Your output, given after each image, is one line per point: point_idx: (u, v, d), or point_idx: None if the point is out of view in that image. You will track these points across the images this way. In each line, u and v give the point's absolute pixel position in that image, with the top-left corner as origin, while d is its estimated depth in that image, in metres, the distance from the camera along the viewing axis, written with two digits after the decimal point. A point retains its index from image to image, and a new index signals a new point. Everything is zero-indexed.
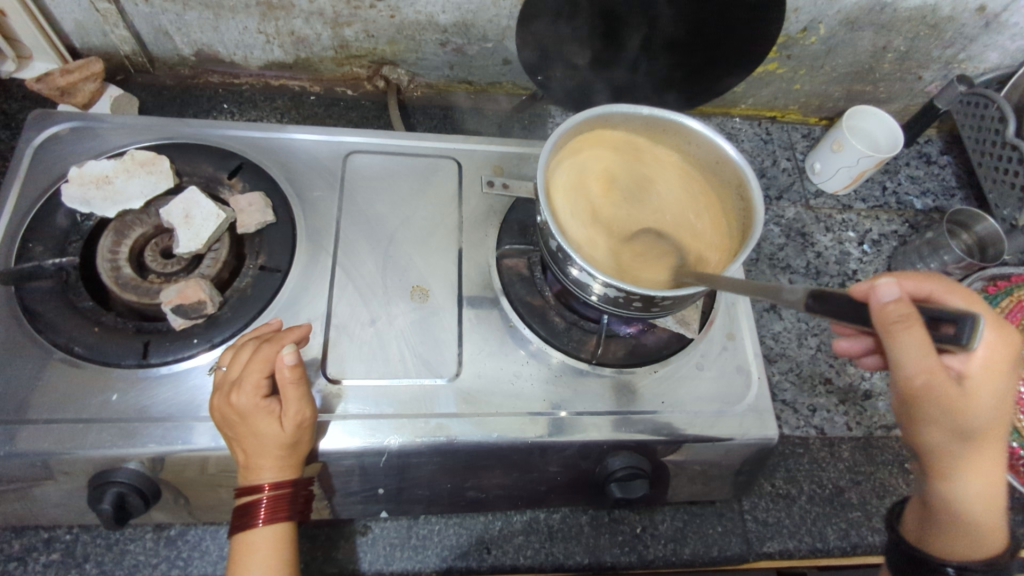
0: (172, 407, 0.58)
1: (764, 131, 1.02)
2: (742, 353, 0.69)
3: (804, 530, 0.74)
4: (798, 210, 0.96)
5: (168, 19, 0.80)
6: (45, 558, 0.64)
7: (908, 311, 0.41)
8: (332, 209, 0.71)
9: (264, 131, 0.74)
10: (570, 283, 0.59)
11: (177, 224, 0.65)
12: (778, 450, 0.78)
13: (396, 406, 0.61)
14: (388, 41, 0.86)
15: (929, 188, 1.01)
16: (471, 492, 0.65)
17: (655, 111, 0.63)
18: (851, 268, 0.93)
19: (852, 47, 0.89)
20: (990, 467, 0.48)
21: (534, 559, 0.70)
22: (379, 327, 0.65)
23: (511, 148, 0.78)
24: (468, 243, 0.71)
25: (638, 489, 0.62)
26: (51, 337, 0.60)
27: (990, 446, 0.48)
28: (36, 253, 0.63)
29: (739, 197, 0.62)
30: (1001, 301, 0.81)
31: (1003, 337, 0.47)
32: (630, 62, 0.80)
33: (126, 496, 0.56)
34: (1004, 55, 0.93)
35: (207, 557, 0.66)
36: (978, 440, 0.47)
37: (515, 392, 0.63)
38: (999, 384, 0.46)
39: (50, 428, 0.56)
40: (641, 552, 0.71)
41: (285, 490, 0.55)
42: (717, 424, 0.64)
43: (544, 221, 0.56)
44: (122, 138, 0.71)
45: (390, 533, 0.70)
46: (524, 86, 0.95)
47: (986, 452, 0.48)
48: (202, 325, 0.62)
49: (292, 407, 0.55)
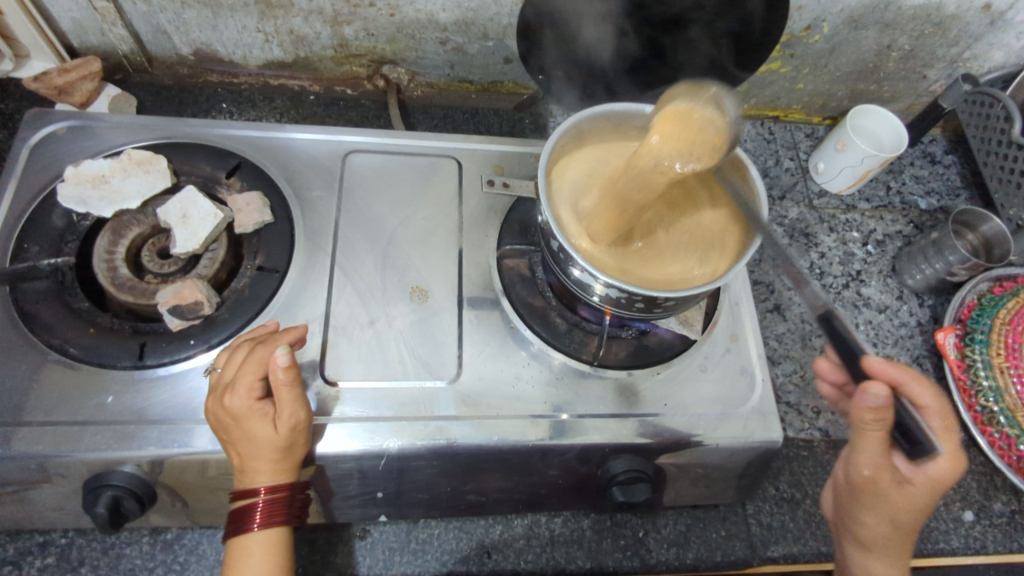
0: (169, 408, 0.58)
1: (767, 131, 1.02)
2: (746, 355, 0.68)
3: (809, 534, 0.73)
4: (801, 210, 0.95)
5: (166, 17, 0.80)
6: (40, 562, 0.63)
7: (878, 413, 0.49)
8: (331, 209, 0.70)
9: (262, 130, 0.73)
10: (572, 284, 0.58)
11: (175, 225, 0.64)
12: (783, 453, 0.77)
13: (396, 409, 0.60)
14: (388, 40, 0.85)
15: (933, 188, 1.00)
16: (472, 495, 0.64)
17: (656, 109, 0.61)
18: (855, 269, 0.92)
19: (856, 45, 0.88)
20: (899, 557, 0.59)
21: (536, 563, 0.69)
22: (378, 328, 0.64)
23: (511, 147, 0.77)
24: (468, 243, 0.70)
25: (641, 493, 0.60)
26: (46, 339, 0.59)
27: (901, 543, 0.58)
28: (32, 253, 0.63)
29: (744, 194, 0.61)
30: (1007, 302, 0.79)
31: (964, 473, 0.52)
32: (632, 60, 0.79)
33: (120, 499, 0.55)
34: (1009, 54, 0.92)
35: (204, 561, 0.65)
36: (897, 536, 0.57)
37: (516, 394, 0.63)
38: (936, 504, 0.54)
39: (44, 431, 0.55)
40: (643, 557, 0.71)
41: (281, 494, 0.54)
42: (721, 426, 0.63)
43: (546, 222, 0.55)
44: (119, 137, 0.71)
45: (389, 537, 0.69)
46: (526, 85, 0.94)
47: (897, 545, 0.58)
48: (199, 326, 0.61)
49: (285, 409, 0.54)
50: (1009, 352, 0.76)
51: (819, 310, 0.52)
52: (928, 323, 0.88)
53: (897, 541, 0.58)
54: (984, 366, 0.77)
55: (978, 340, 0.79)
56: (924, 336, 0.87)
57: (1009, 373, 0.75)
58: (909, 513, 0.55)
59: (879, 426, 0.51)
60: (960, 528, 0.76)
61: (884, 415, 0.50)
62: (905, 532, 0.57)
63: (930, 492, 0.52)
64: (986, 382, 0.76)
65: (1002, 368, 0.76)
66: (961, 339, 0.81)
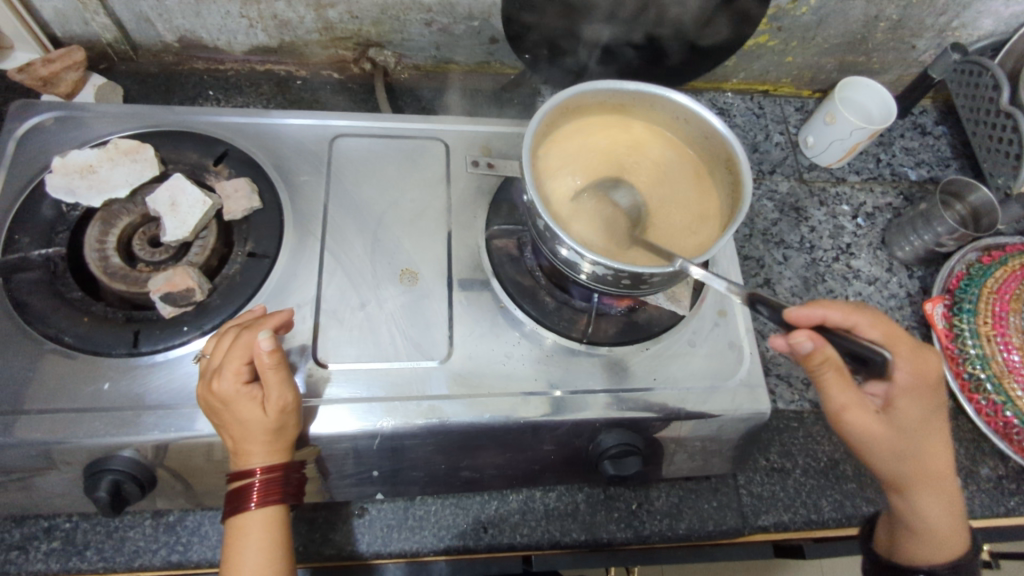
0: (165, 394, 0.59)
1: (757, 105, 1.02)
2: (734, 328, 0.69)
3: (799, 503, 0.75)
4: (791, 184, 0.95)
5: (149, 5, 0.79)
6: (46, 546, 0.64)
7: (820, 356, 0.50)
8: (318, 193, 0.70)
9: (249, 116, 0.73)
10: (560, 263, 0.58)
11: (164, 213, 0.65)
12: (772, 425, 0.79)
13: (388, 389, 0.61)
14: (373, 22, 0.85)
15: (923, 159, 1.00)
16: (466, 472, 0.65)
17: (640, 86, 0.62)
18: (844, 242, 0.92)
19: (844, 17, 0.88)
20: (935, 490, 0.59)
21: (531, 537, 0.70)
22: (369, 310, 0.65)
23: (499, 127, 0.77)
24: (457, 225, 0.71)
25: (631, 466, 0.61)
26: (40, 328, 0.60)
27: (937, 469, 0.58)
28: (23, 244, 0.63)
29: (727, 171, 0.63)
30: (995, 271, 0.80)
31: (915, 362, 0.56)
32: (617, 36, 0.78)
33: (121, 483, 0.56)
34: (998, 22, 0.91)
35: (206, 542, 0.66)
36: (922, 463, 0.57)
37: (507, 372, 0.64)
38: (925, 412, 0.56)
39: (45, 418, 0.56)
40: (636, 528, 0.72)
41: (277, 474, 0.55)
42: (709, 399, 0.64)
43: (531, 202, 0.55)
44: (105, 127, 0.71)
45: (386, 515, 0.70)
46: (513, 65, 0.94)
47: (934, 475, 0.59)
48: (192, 313, 0.62)
49: (273, 392, 0.55)
50: (995, 321, 0.77)
51: (742, 295, 0.52)
52: (918, 294, 0.89)
53: (926, 467, 0.58)
54: (971, 335, 0.78)
55: (965, 310, 0.80)
56: (914, 307, 0.88)
57: (995, 341, 0.77)
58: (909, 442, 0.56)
59: (832, 366, 0.51)
60: None
61: (828, 357, 0.50)
62: (927, 452, 0.57)
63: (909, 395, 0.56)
64: (974, 350, 0.77)
65: (989, 336, 0.77)
66: (948, 308, 0.82)
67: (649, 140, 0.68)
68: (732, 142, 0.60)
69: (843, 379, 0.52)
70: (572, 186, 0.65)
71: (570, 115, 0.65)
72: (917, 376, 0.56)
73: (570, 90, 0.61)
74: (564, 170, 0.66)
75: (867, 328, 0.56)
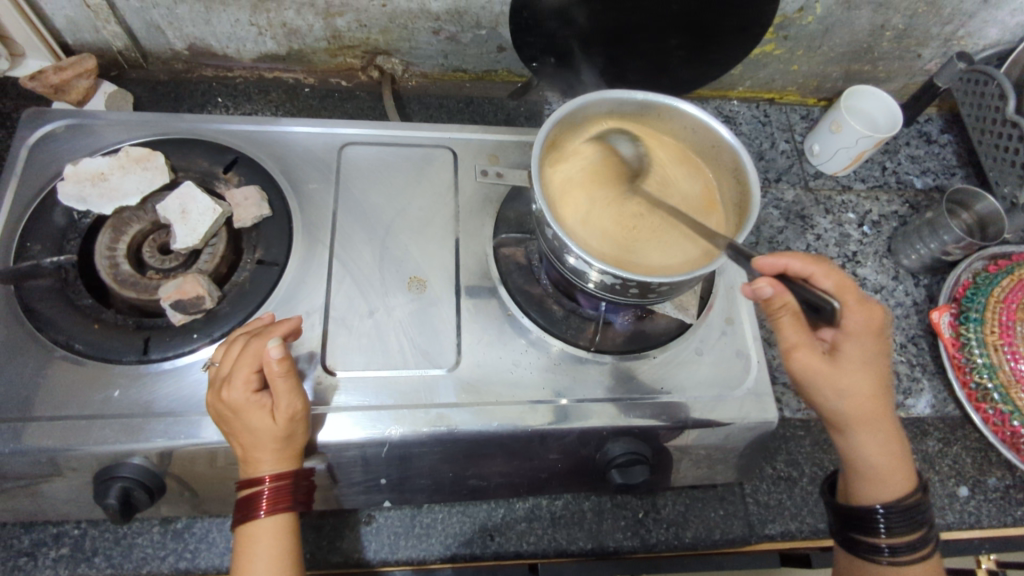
0: (174, 401, 0.59)
1: (762, 113, 1.02)
2: (741, 337, 0.69)
3: (805, 512, 0.75)
4: (797, 192, 0.96)
5: (160, 13, 0.80)
6: (55, 552, 0.64)
7: (777, 302, 0.50)
8: (328, 201, 0.71)
9: (259, 124, 0.74)
10: (568, 272, 0.59)
11: (174, 221, 0.65)
12: (779, 433, 0.79)
13: (396, 397, 0.61)
14: (381, 30, 0.85)
15: (929, 167, 1.00)
16: (473, 480, 0.66)
17: (649, 95, 0.63)
18: (850, 251, 0.92)
19: (850, 26, 0.88)
20: (880, 432, 0.57)
21: (538, 544, 0.71)
22: (378, 318, 0.65)
23: (506, 136, 0.77)
24: (465, 233, 0.71)
25: (639, 475, 0.61)
26: (51, 335, 0.61)
27: (880, 409, 0.56)
28: (34, 252, 0.64)
29: (735, 182, 0.63)
30: (1001, 280, 0.80)
31: (870, 311, 0.54)
32: (625, 44, 0.79)
33: (131, 490, 0.56)
34: (1003, 31, 0.92)
35: (213, 549, 0.66)
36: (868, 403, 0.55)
37: (515, 380, 0.64)
38: (875, 357, 0.54)
39: (55, 425, 0.57)
40: (643, 536, 0.72)
41: (286, 481, 0.56)
42: (717, 408, 0.64)
43: (541, 212, 0.55)
44: (116, 135, 0.71)
45: (393, 522, 0.70)
46: (520, 73, 0.94)
47: (881, 417, 0.56)
48: (201, 320, 0.63)
49: (283, 400, 0.55)
50: (1003, 330, 0.78)
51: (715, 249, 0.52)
52: (924, 303, 0.89)
53: (873, 409, 0.55)
54: (978, 344, 0.78)
55: (972, 319, 0.80)
56: (920, 316, 0.88)
57: (1003, 350, 0.77)
58: (856, 382, 0.54)
59: (789, 312, 0.50)
60: (955, 503, 0.77)
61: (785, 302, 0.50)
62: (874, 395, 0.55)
63: (861, 339, 0.54)
64: (980, 359, 0.78)
65: (996, 346, 0.77)
66: (955, 318, 0.82)
67: (672, 153, 0.68)
68: (739, 151, 0.60)
69: (800, 325, 0.52)
70: (576, 180, 0.66)
71: (582, 121, 0.65)
72: (871, 323, 0.54)
73: (581, 99, 0.61)
74: (574, 167, 0.67)
75: (822, 278, 0.55)
